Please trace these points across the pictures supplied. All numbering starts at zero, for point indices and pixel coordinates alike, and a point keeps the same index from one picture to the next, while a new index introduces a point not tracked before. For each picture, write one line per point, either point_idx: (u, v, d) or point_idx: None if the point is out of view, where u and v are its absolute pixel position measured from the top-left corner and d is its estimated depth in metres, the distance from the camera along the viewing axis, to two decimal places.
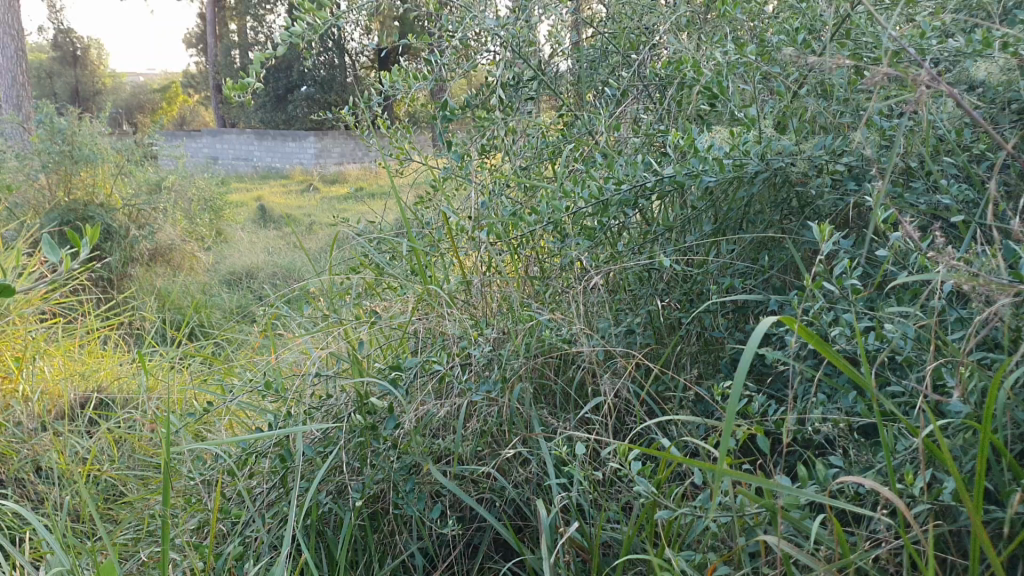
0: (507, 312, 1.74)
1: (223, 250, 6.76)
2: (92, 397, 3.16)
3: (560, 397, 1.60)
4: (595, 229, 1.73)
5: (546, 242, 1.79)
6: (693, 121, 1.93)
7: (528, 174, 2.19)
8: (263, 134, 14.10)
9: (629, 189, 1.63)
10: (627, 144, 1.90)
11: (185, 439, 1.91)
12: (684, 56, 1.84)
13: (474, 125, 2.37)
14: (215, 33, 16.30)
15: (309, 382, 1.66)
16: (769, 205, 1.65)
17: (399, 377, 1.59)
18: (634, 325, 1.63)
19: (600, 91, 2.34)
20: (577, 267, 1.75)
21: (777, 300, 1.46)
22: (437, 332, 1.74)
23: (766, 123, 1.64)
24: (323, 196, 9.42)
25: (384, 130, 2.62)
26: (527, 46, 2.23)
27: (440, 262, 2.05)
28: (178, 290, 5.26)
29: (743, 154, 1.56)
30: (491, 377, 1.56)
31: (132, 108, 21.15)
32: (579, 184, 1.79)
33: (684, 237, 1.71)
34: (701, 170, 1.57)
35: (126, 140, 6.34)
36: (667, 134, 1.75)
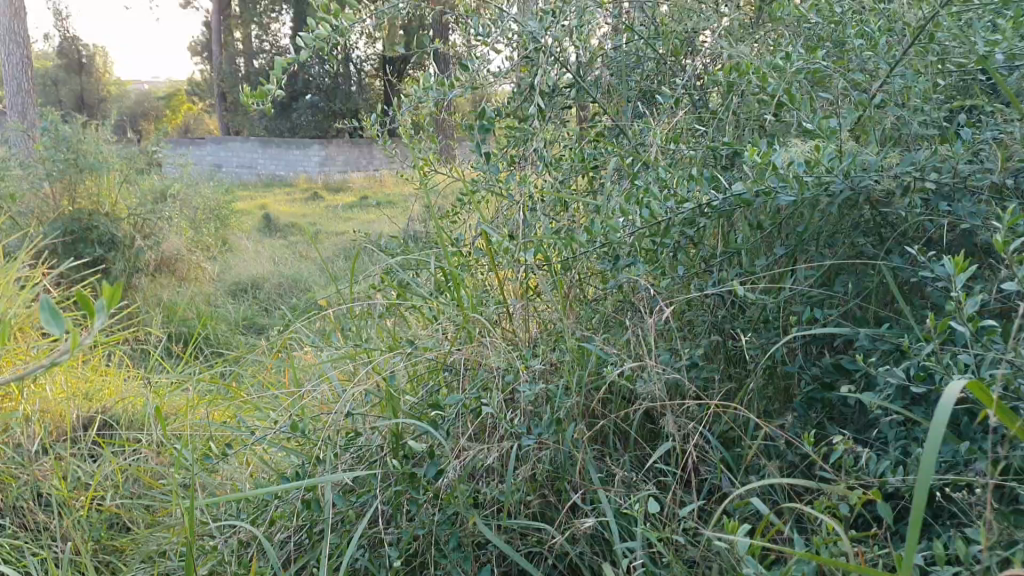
0: (556, 342, 1.58)
1: (230, 260, 6.61)
2: (96, 419, 3.00)
3: (617, 438, 1.45)
4: (652, 251, 1.58)
5: (596, 263, 1.64)
6: (752, 132, 1.77)
7: (568, 188, 2.04)
8: (268, 141, 13.96)
9: (693, 209, 1.48)
10: (681, 156, 1.75)
11: (198, 475, 1.75)
12: (746, 63, 1.68)
13: (506, 135, 2.22)
14: (220, 40, 16.18)
15: (338, 420, 1.50)
16: (847, 225, 1.49)
17: (438, 416, 1.43)
18: (697, 359, 1.47)
19: (643, 100, 2.19)
20: (631, 292, 1.60)
21: (868, 336, 1.33)
22: (477, 363, 1.59)
23: (845, 137, 1.48)
24: (330, 205, 9.27)
25: (409, 140, 2.47)
26: (567, 51, 2.08)
27: (475, 284, 1.89)
28: (183, 302, 5.11)
29: (824, 171, 1.40)
30: (542, 417, 1.40)
31: (136, 116, 21.08)
32: (633, 201, 1.64)
33: (751, 260, 1.55)
34: (776, 188, 1.41)
35: (131, 148, 6.20)
36: (731, 147, 1.60)
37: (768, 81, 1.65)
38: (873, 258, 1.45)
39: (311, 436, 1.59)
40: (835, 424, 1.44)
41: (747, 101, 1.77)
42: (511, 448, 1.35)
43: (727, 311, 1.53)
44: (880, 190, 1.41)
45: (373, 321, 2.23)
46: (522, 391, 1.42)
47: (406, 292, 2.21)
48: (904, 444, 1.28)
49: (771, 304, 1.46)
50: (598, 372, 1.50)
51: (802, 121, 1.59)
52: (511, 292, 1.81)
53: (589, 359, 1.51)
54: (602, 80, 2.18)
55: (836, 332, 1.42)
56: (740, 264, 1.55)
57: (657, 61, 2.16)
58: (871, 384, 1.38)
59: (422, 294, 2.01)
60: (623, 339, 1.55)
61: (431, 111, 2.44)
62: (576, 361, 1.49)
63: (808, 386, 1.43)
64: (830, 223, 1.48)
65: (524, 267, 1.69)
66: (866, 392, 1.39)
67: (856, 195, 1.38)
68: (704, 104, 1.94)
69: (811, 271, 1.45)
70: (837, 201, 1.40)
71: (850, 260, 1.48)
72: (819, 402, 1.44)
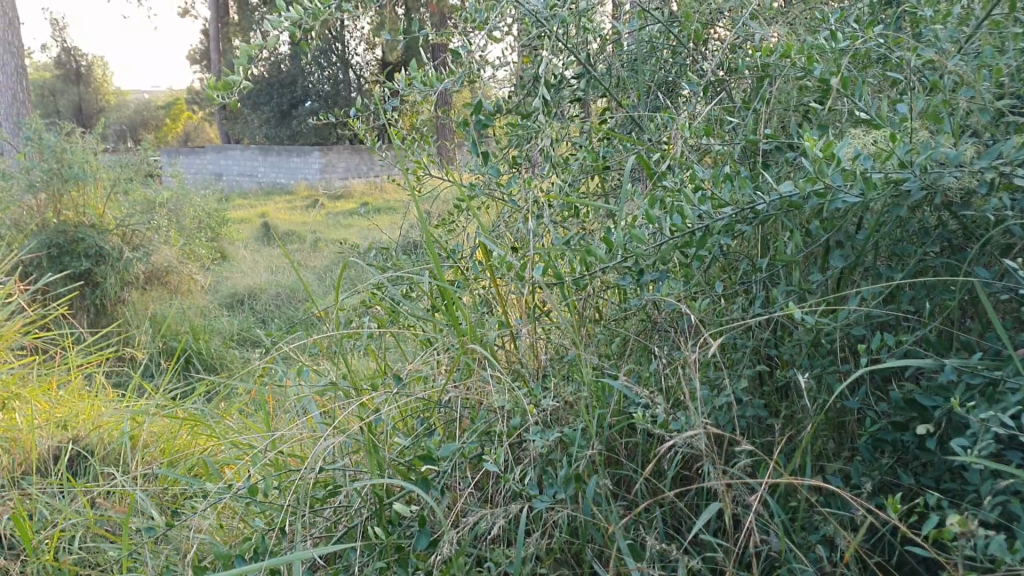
0: (571, 375, 1.34)
1: (224, 272, 6.37)
2: (68, 449, 2.75)
3: (644, 490, 1.21)
4: (683, 263, 1.34)
5: (615, 279, 1.41)
6: (793, 125, 1.53)
7: (580, 194, 1.80)
8: (266, 149, 13.70)
9: (734, 213, 1.24)
10: (712, 153, 1.50)
11: (158, 530, 1.51)
12: (787, 43, 1.44)
13: (508, 134, 1.98)
14: (217, 46, 15.95)
15: (313, 477, 1.26)
16: (916, 233, 1.25)
17: (431, 470, 1.19)
18: (740, 395, 1.23)
19: (660, 93, 1.95)
20: (657, 312, 1.36)
21: (956, 365, 1.10)
22: (478, 400, 1.34)
23: (913, 126, 1.24)
24: (330, 213, 9.03)
25: (400, 141, 2.22)
26: (576, 37, 1.83)
27: (475, 303, 1.65)
28: (172, 316, 4.86)
29: (895, 167, 1.16)
30: (558, 471, 1.16)
31: (133, 125, 20.90)
32: (658, 205, 1.40)
33: (799, 275, 1.31)
34: (837, 188, 1.18)
35: (119, 156, 5.93)
36: (772, 141, 1.36)
37: (813, 63, 1.41)
38: (947, 272, 1.22)
39: (284, 489, 1.35)
40: (907, 472, 1.21)
41: (785, 89, 1.54)
42: (522, 512, 1.11)
43: (769, 336, 1.31)
44: (962, 189, 1.17)
45: (363, 344, 1.98)
46: (532, 440, 1.18)
47: (398, 312, 1.97)
48: (1004, 502, 1.06)
49: (829, 327, 1.22)
50: (622, 410, 1.27)
51: (856, 109, 1.35)
52: (516, 313, 1.57)
53: (610, 394, 1.28)
54: (613, 71, 1.95)
55: (911, 362, 1.19)
56: (786, 278, 1.32)
57: (676, 49, 1.92)
58: (955, 427, 1.15)
59: (415, 314, 1.77)
60: (649, 370, 1.31)
61: (424, 108, 2.19)
62: (597, 397, 1.26)
63: (876, 427, 1.21)
64: (896, 229, 1.24)
65: (531, 285, 1.44)
66: (948, 437, 1.16)
67: (936, 195, 1.14)
68: (734, 95, 1.70)
69: (876, 290, 1.22)
70: (909, 204, 1.16)
71: (918, 274, 1.26)
72: (888, 445, 1.22)
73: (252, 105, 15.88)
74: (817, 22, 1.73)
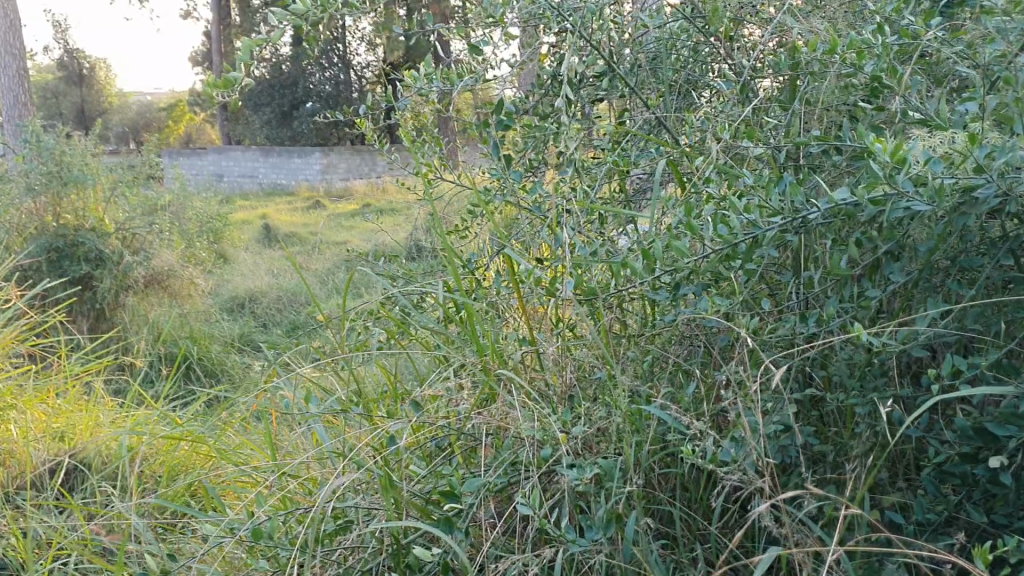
0: (603, 398, 1.24)
1: (226, 276, 6.26)
2: (64, 462, 2.63)
3: (685, 532, 1.12)
4: (724, 275, 1.24)
5: (649, 293, 1.30)
6: (836, 127, 1.42)
7: (603, 201, 1.70)
8: (268, 150, 13.58)
9: (787, 222, 1.14)
10: (749, 157, 1.40)
11: (155, 563, 1.40)
12: (835, 37, 1.33)
13: (525, 136, 1.87)
14: (219, 48, 15.85)
15: (324, 515, 1.15)
16: (984, 246, 1.14)
17: (454, 509, 1.09)
18: (789, 424, 1.13)
19: (686, 93, 1.85)
20: (696, 330, 1.27)
21: None
22: (502, 426, 1.24)
23: (982, 128, 1.13)
24: (332, 214, 8.92)
25: (411, 142, 2.11)
26: (598, 32, 1.72)
27: (493, 317, 1.55)
28: (171, 321, 4.75)
29: (966, 173, 1.05)
30: (596, 511, 1.06)
31: (135, 126, 20.87)
32: (695, 214, 1.30)
33: (852, 289, 1.21)
34: (902, 195, 1.07)
35: (120, 158, 5.81)
36: (821, 143, 1.26)
37: (863, 58, 1.30)
38: (1019, 288, 1.12)
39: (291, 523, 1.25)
40: (974, 507, 1.11)
41: (828, 88, 1.43)
42: (556, 558, 1.01)
43: (819, 356, 1.21)
44: None
45: (371, 358, 1.88)
46: (565, 474, 1.08)
47: (410, 323, 1.87)
48: None
49: (889, 350, 1.12)
50: (661, 438, 1.17)
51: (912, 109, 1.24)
52: (539, 327, 1.47)
53: (648, 420, 1.18)
54: (637, 69, 1.84)
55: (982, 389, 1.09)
56: (838, 293, 1.22)
57: (701, 46, 1.81)
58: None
59: (429, 327, 1.67)
60: (689, 394, 1.21)
61: (436, 107, 2.09)
62: (633, 423, 1.16)
63: (941, 459, 1.11)
64: (963, 240, 1.14)
65: (558, 299, 1.34)
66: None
67: (1013, 203, 1.03)
68: (769, 96, 1.59)
69: (940, 309, 1.12)
70: (982, 214, 1.05)
71: (983, 290, 1.16)
72: (952, 477, 1.12)
73: (253, 105, 15.78)
74: (857, 17, 1.62)
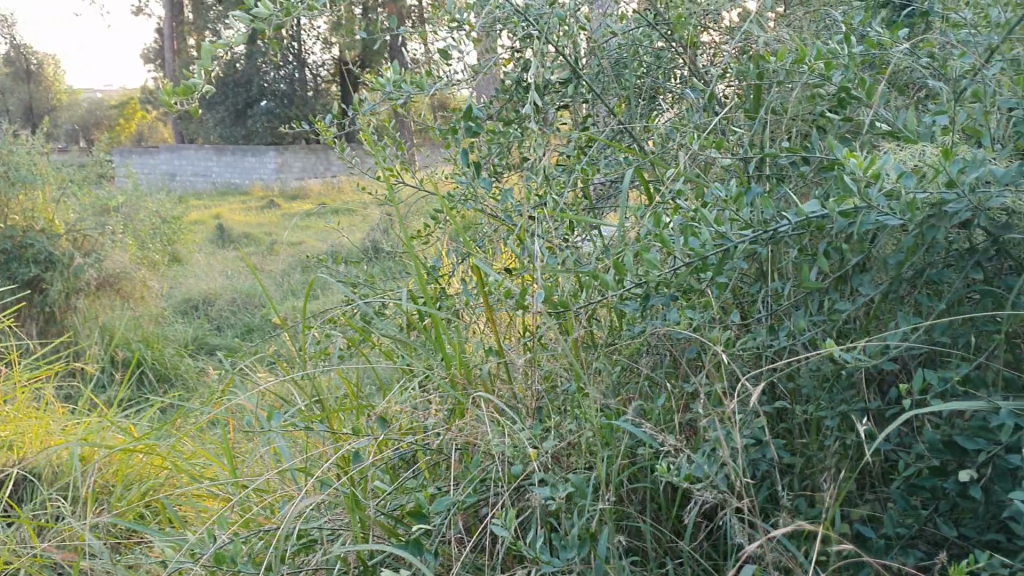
0: (573, 413, 1.22)
1: (179, 278, 6.15)
2: (12, 473, 2.56)
3: (657, 550, 1.10)
4: (694, 287, 1.23)
5: (619, 305, 1.29)
6: (802, 137, 1.42)
7: (569, 209, 1.68)
8: (221, 149, 13.40)
9: (758, 234, 1.13)
10: (717, 167, 1.39)
11: None
12: (803, 48, 1.32)
13: (489, 141, 1.85)
14: (172, 45, 15.61)
15: (290, 536, 1.12)
16: (953, 258, 1.14)
17: (424, 529, 1.06)
18: (762, 438, 1.12)
19: (651, 100, 1.84)
20: (665, 341, 1.26)
21: (1010, 409, 1.00)
22: (471, 442, 1.22)
23: (951, 141, 1.13)
24: (286, 215, 8.82)
25: (373, 147, 2.08)
26: (564, 38, 1.70)
27: (459, 327, 1.52)
28: (124, 325, 4.66)
29: (938, 187, 1.05)
30: (569, 530, 1.04)
31: (84, 123, 20.49)
32: (665, 225, 1.28)
33: (822, 302, 1.20)
34: (873, 208, 1.06)
35: (70, 158, 5.68)
36: (790, 154, 1.25)
37: (831, 69, 1.30)
38: (988, 301, 1.11)
39: (254, 542, 1.22)
40: (944, 520, 1.11)
41: (795, 98, 1.42)
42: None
43: (788, 369, 1.20)
44: (1010, 210, 1.06)
45: (332, 367, 1.85)
46: (537, 493, 1.06)
47: (371, 331, 1.84)
48: None
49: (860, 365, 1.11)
50: (632, 454, 1.15)
51: (880, 121, 1.24)
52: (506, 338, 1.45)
53: (619, 435, 1.16)
54: (602, 76, 1.83)
55: (952, 402, 1.09)
56: (807, 305, 1.21)
57: (666, 52, 1.80)
58: (1002, 473, 1.05)
59: (392, 337, 1.64)
60: (659, 408, 1.19)
61: (398, 112, 2.05)
62: (603, 438, 1.15)
63: (912, 472, 1.10)
64: (932, 253, 1.13)
65: (526, 310, 1.32)
66: (994, 484, 1.06)
67: (984, 217, 1.03)
68: (736, 104, 1.59)
69: (910, 323, 1.12)
70: (953, 228, 1.05)
71: (952, 303, 1.16)
72: (922, 491, 1.12)
73: (206, 104, 15.56)
74: (821, 27, 1.62)
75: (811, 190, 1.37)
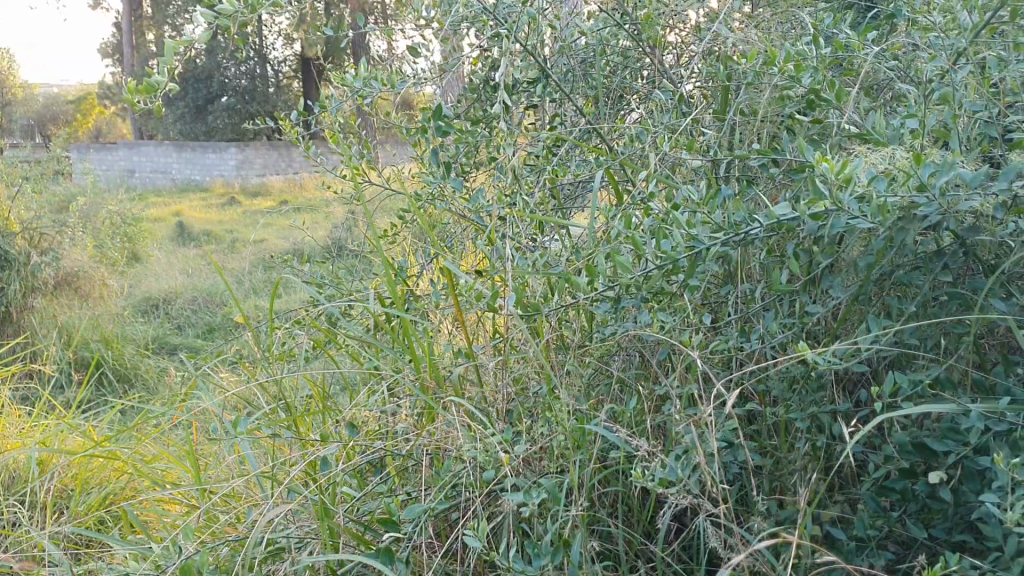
0: (545, 416, 1.21)
1: (139, 276, 6.07)
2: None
3: (628, 555, 1.10)
4: (667, 290, 1.22)
5: (590, 308, 1.28)
6: (773, 137, 1.42)
7: (538, 208, 1.67)
8: (182, 146, 13.25)
9: (730, 237, 1.12)
10: (688, 167, 1.38)
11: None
12: (774, 48, 1.32)
13: (457, 141, 1.83)
14: (131, 39, 15.40)
15: (258, 548, 1.10)
16: (922, 260, 1.14)
17: (395, 539, 1.05)
18: (733, 443, 1.12)
19: (620, 98, 1.83)
20: (635, 343, 1.26)
21: (980, 411, 1.00)
22: (442, 448, 1.20)
23: (921, 143, 1.13)
24: (248, 212, 8.73)
25: (338, 145, 2.05)
26: (532, 37, 1.69)
27: (428, 329, 1.51)
28: (83, 325, 4.58)
29: (909, 190, 1.05)
30: (541, 537, 1.03)
31: (41, 119, 20.18)
32: (637, 227, 1.27)
33: (793, 304, 1.20)
34: (845, 211, 1.06)
35: (25, 155, 5.57)
36: (761, 155, 1.25)
37: (802, 70, 1.29)
38: (957, 303, 1.12)
39: (219, 551, 1.20)
40: (914, 521, 1.12)
41: (766, 99, 1.42)
42: None
43: (759, 372, 1.20)
44: (980, 214, 1.06)
45: (299, 369, 1.82)
46: (510, 501, 1.04)
47: (338, 333, 1.81)
48: None
49: (833, 368, 1.11)
50: (604, 458, 1.14)
51: (849, 123, 1.24)
52: (477, 340, 1.43)
53: (590, 440, 1.15)
54: (571, 74, 1.82)
55: (922, 404, 1.09)
56: (778, 307, 1.21)
57: (634, 52, 1.80)
58: (971, 475, 1.05)
59: (360, 338, 1.61)
60: (631, 412, 1.19)
61: (364, 110, 2.03)
62: (574, 442, 1.14)
63: (882, 475, 1.10)
64: (901, 256, 1.13)
65: (496, 312, 1.31)
66: (963, 486, 1.06)
67: (954, 221, 1.03)
68: (705, 104, 1.58)
69: (882, 326, 1.12)
70: (924, 231, 1.05)
71: (922, 305, 1.16)
72: (892, 493, 1.12)
73: (167, 100, 15.39)
74: (790, 27, 1.62)
75: (781, 191, 1.37)
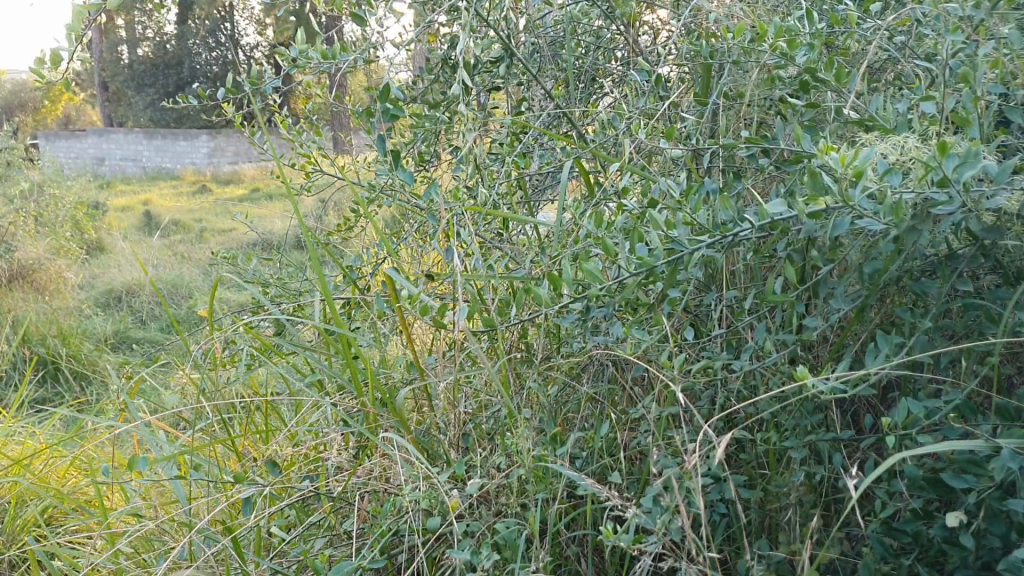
0: (503, 445, 1.05)
1: (100, 267, 5.85)
2: None
3: None
4: (643, 300, 1.06)
5: (556, 320, 1.11)
6: (761, 124, 1.26)
7: (501, 202, 1.51)
8: (151, 133, 12.98)
9: (716, 240, 0.96)
10: (667, 157, 1.22)
11: None
12: (766, 22, 1.16)
13: (412, 127, 1.66)
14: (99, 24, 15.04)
15: None
16: (934, 267, 0.99)
17: None
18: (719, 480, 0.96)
19: (592, 82, 1.67)
20: (607, 357, 1.11)
21: (1012, 448, 0.84)
22: (383, 487, 1.04)
23: (936, 131, 0.97)
24: (217, 199, 8.51)
25: (287, 132, 1.88)
26: (494, 12, 1.52)
27: (377, 338, 1.35)
28: (35, 318, 4.34)
29: (924, 185, 0.89)
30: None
31: (8, 105, 19.79)
32: (609, 226, 1.11)
33: (788, 316, 1.04)
34: (849, 210, 0.90)
35: None
36: (750, 144, 1.09)
37: (796, 47, 1.13)
38: (977, 315, 0.96)
39: None
40: (929, 567, 0.96)
41: (754, 81, 1.26)
42: None
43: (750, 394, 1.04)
44: (1005, 212, 0.91)
45: (241, 379, 1.65)
46: (456, 556, 0.88)
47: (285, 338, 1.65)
48: None
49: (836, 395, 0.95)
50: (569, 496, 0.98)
51: (848, 106, 1.09)
52: (431, 352, 1.27)
53: (555, 475, 0.99)
54: (539, 56, 1.65)
55: (938, 434, 0.93)
56: (769, 319, 1.05)
57: (608, 31, 1.64)
58: (996, 519, 0.90)
59: (303, 347, 1.45)
60: (602, 441, 1.03)
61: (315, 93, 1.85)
62: (535, 478, 0.98)
63: (891, 516, 0.95)
64: (912, 261, 0.98)
65: (447, 324, 1.15)
66: (988, 531, 0.91)
67: (978, 221, 0.87)
68: (684, 87, 1.43)
69: (893, 344, 0.96)
70: (941, 235, 0.89)
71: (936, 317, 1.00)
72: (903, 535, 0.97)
73: (136, 85, 15.08)
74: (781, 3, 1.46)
75: (771, 184, 1.21)
